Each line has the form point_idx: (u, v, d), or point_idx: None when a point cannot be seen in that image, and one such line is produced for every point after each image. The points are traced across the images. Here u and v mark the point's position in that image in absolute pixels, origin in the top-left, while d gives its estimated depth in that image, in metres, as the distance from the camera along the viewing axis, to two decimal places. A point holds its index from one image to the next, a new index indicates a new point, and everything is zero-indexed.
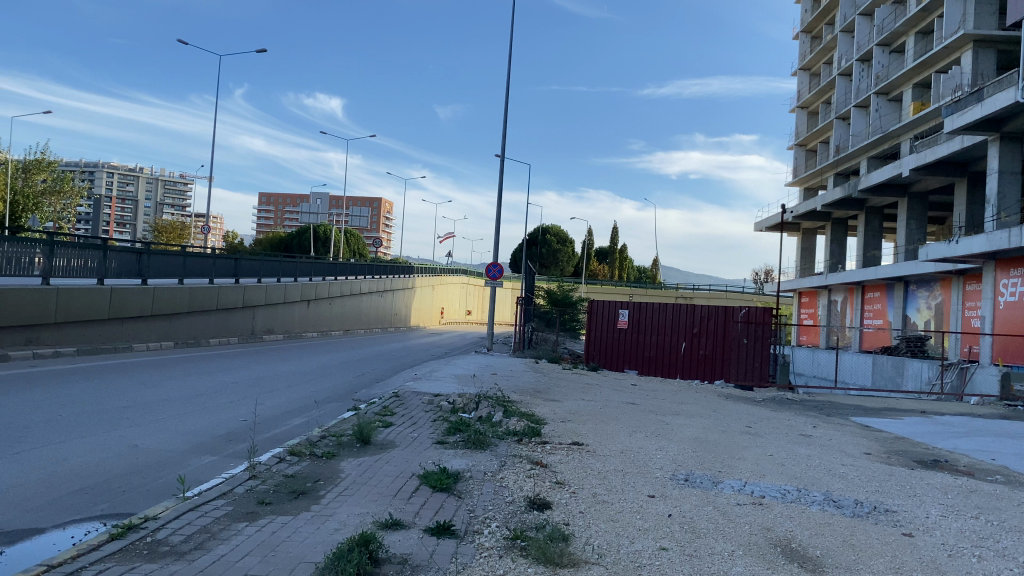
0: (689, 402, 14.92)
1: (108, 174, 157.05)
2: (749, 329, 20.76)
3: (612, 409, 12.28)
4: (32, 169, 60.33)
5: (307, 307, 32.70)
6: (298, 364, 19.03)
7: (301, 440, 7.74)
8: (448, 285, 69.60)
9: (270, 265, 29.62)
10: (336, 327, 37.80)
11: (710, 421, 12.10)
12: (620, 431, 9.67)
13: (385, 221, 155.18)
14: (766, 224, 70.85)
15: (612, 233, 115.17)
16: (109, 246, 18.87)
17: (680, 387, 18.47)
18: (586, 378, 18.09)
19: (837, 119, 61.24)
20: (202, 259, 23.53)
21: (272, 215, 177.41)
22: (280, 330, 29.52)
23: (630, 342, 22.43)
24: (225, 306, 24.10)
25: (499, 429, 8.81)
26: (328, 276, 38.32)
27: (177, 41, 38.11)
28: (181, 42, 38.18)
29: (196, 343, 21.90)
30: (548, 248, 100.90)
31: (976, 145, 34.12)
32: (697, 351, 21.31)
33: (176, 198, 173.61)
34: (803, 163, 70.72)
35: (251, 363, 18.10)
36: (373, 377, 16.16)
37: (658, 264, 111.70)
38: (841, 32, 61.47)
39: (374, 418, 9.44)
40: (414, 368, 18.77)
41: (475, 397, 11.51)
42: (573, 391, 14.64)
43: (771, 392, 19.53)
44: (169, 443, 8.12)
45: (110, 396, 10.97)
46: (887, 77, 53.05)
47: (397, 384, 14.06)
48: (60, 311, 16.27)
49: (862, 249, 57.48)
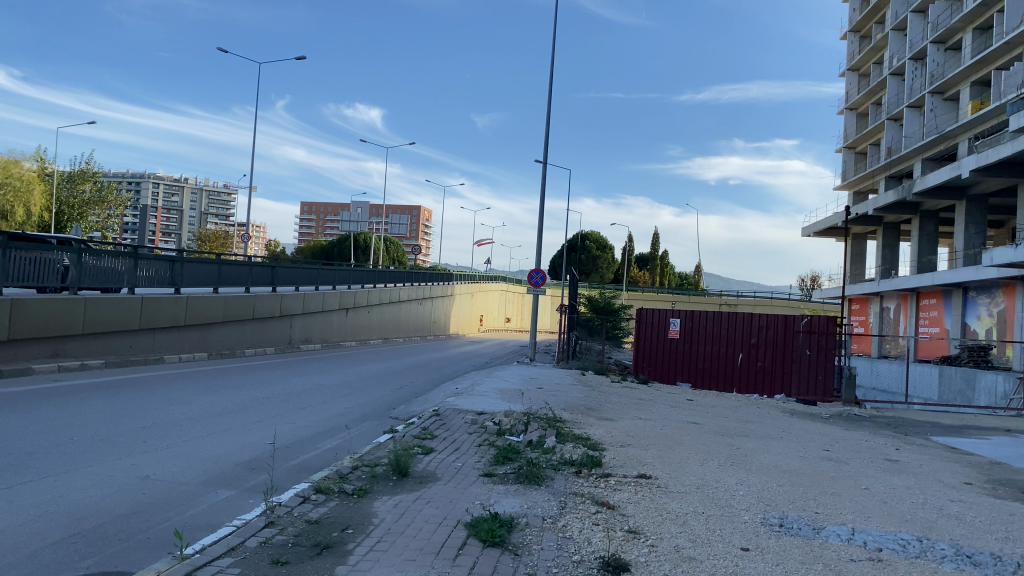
0: (753, 420, 13.74)
1: (153, 184, 159.65)
2: (810, 339, 19.49)
3: (675, 430, 11.19)
4: (77, 179, 60.97)
5: (345, 316, 32.02)
6: (335, 377, 18.16)
7: (329, 473, 6.77)
8: (488, 292, 68.80)
9: (308, 273, 28.96)
10: (375, 335, 37.06)
11: (782, 445, 10.92)
12: (690, 460, 8.57)
13: (424, 229, 155.26)
14: (814, 229, 68.84)
15: (653, 239, 113.33)
16: (140, 254, 18.21)
17: (739, 402, 17.30)
18: (637, 393, 16.97)
19: (889, 120, 59.23)
20: (238, 267, 22.88)
21: (314, 224, 178.52)
22: (317, 339, 28.83)
23: (682, 353, 21.26)
24: (261, 316, 23.39)
25: (553, 459, 7.77)
26: (368, 283, 37.68)
27: (216, 49, 37.82)
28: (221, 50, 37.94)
29: (232, 353, 21.20)
30: (588, 255, 99.64)
31: None
32: (755, 363, 20.14)
33: (220, 207, 175.95)
34: (852, 166, 68.62)
35: (285, 376, 17.27)
36: (412, 392, 15.25)
37: (701, 271, 109.71)
38: (893, 31, 59.48)
39: (412, 443, 8.45)
40: (456, 380, 17.83)
41: (524, 417, 10.47)
42: (627, 408, 13.55)
43: (836, 407, 18.20)
44: (184, 474, 7.21)
45: (131, 415, 10.15)
46: (943, 76, 51.00)
47: (438, 400, 13.11)
48: (88, 322, 15.58)
49: (917, 254, 55.36)
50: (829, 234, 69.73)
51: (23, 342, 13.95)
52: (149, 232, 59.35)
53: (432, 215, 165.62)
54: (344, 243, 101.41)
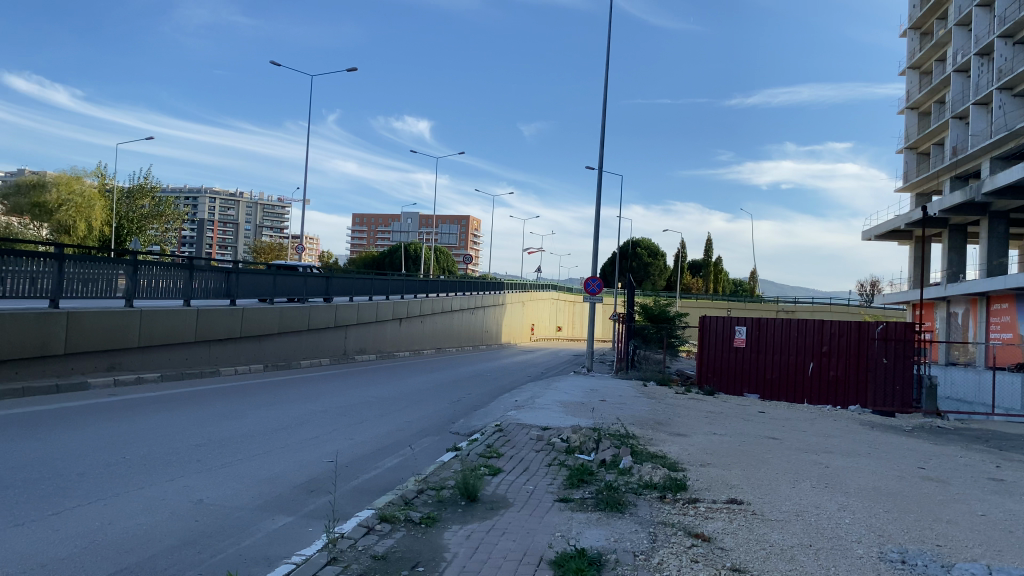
0: (834, 434, 12.91)
1: (210, 199, 163.01)
2: (886, 346, 18.49)
3: (754, 447, 10.50)
4: (136, 195, 62.24)
5: (399, 326, 31.77)
6: (390, 388, 17.77)
7: (393, 498, 6.25)
8: (539, 301, 68.24)
9: (362, 283, 28.77)
10: (428, 345, 36.80)
11: (873, 462, 10.10)
12: (779, 482, 7.88)
13: (474, 238, 155.48)
14: (875, 232, 66.81)
15: (705, 245, 111.56)
16: (195, 265, 18.06)
17: (813, 414, 16.46)
18: (704, 405, 16.22)
19: (953, 119, 57.15)
20: (293, 277, 22.72)
21: (365, 236, 180.07)
22: (372, 350, 28.60)
23: (749, 362, 20.53)
24: (315, 327, 23.16)
25: (632, 482, 7.16)
26: (420, 293, 37.46)
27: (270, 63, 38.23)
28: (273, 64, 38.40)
29: (287, 365, 20.98)
30: (640, 262, 98.37)
31: None
32: (827, 372, 19.20)
33: (274, 220, 178.89)
34: (914, 167, 66.44)
35: (341, 388, 16.93)
36: (471, 404, 14.79)
37: (755, 277, 107.57)
38: (956, 26, 57.41)
39: (478, 462, 7.91)
40: (515, 391, 17.30)
41: (593, 433, 9.87)
42: (698, 422, 12.84)
43: (916, 419, 17.21)
44: (240, 497, 6.77)
45: (186, 431, 9.79)
46: (1012, 72, 48.92)
47: (499, 413, 12.55)
48: (144, 335, 15.43)
49: (986, 257, 53.18)
50: (890, 237, 67.58)
51: (80, 356, 13.79)
52: (206, 245, 60.28)
53: (481, 225, 165.68)
54: (395, 253, 102.00)
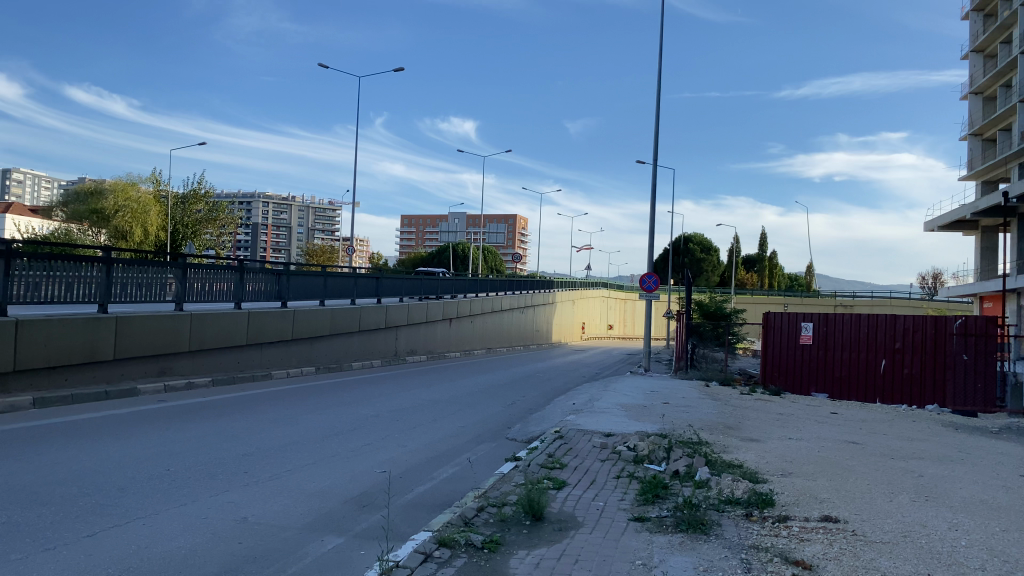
0: (918, 438, 12.01)
1: (263, 204, 165.35)
2: (966, 342, 17.42)
3: (837, 454, 9.72)
4: (190, 200, 63.03)
5: (450, 326, 31.40)
6: (442, 391, 17.31)
7: (451, 518, 5.68)
8: (590, 300, 67.38)
9: (412, 283, 28.41)
10: (479, 345, 36.37)
11: (969, 470, 9.26)
12: (875, 496, 7.13)
13: (523, 237, 154.95)
14: (938, 223, 64.45)
15: (759, 240, 109.29)
16: (246, 267, 17.84)
17: (889, 415, 15.50)
18: (771, 406, 15.42)
19: (1021, 103, 54.68)
20: (344, 278, 22.43)
21: (415, 236, 180.84)
22: (423, 350, 28.21)
23: (816, 360, 19.60)
24: (367, 328, 22.86)
25: (712, 498, 6.50)
26: (471, 292, 37.05)
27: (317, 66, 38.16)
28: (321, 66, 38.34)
29: (339, 367, 20.68)
30: (692, 257, 96.77)
31: None
32: (901, 369, 18.25)
33: (325, 222, 180.99)
34: (979, 154, 63.87)
35: (394, 391, 16.52)
36: (528, 407, 14.21)
37: (812, 271, 104.92)
38: (1022, 6, 54.90)
39: (541, 474, 7.32)
40: (572, 393, 16.68)
41: (661, 440, 9.19)
42: (771, 426, 12.07)
43: (1001, 419, 16.12)
44: (289, 514, 6.30)
45: (235, 440, 9.40)
46: None
47: (557, 417, 11.97)
48: (194, 339, 15.19)
49: None
50: (955, 228, 65.12)
51: (130, 362, 13.58)
52: (259, 248, 60.98)
53: (530, 224, 164.97)
54: (445, 253, 102.11)
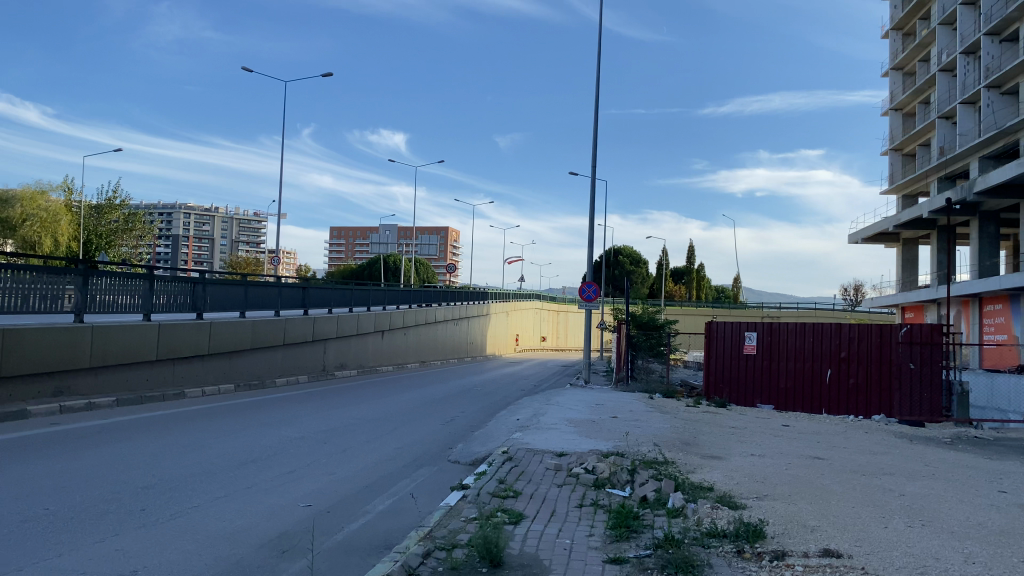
0: (881, 451, 11.43)
1: (184, 215, 159.94)
2: (912, 350, 17.08)
3: (807, 472, 9.01)
4: (105, 210, 60.00)
5: (381, 339, 30.11)
6: (374, 407, 16.12)
7: (393, 568, 4.65)
8: (523, 311, 66.65)
9: (341, 294, 27.08)
10: (413, 358, 35.14)
11: (948, 487, 8.64)
12: (868, 522, 6.38)
13: (453, 249, 153.81)
14: (863, 235, 66.05)
15: (688, 252, 110.72)
16: (157, 276, 16.39)
17: (842, 427, 15.02)
18: (722, 418, 14.75)
19: (940, 119, 56.42)
20: (267, 289, 21.04)
21: (343, 249, 177.62)
22: (353, 365, 26.88)
23: (761, 371, 19.18)
24: (292, 342, 21.49)
25: (692, 531, 5.63)
26: (403, 304, 35.83)
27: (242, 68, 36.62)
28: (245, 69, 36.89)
29: (262, 384, 19.27)
30: (622, 270, 97.25)
31: None
32: (846, 379, 17.88)
33: (250, 234, 176.54)
34: (900, 169, 65.77)
35: (323, 408, 15.27)
36: (468, 425, 13.18)
37: (738, 283, 106.71)
38: (940, 25, 56.78)
39: (493, 505, 6.34)
40: (513, 408, 15.73)
41: (621, 461, 8.31)
42: (731, 441, 11.34)
43: (949, 429, 15.87)
44: (191, 565, 5.17)
45: (133, 470, 8.13)
46: (1000, 69, 48.20)
47: (502, 435, 10.99)
48: (96, 355, 13.69)
49: (977, 258, 52.24)
50: (877, 240, 66.79)
51: (20, 381, 12.06)
52: (182, 259, 58.63)
53: (461, 236, 163.90)
54: (375, 265, 100.30)
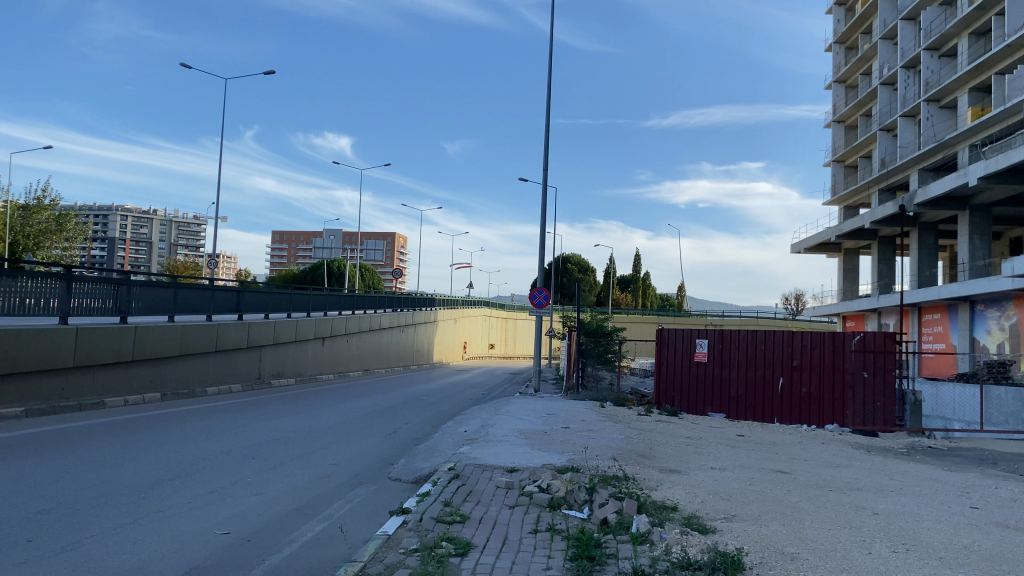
0: (842, 464, 11.01)
1: (121, 217, 154.96)
2: (865, 358, 16.85)
3: (774, 488, 8.47)
4: (32, 209, 57.26)
5: (322, 346, 29.04)
6: (311, 418, 15.20)
7: None
8: (470, 318, 65.74)
9: (279, 299, 25.98)
10: (355, 366, 34.06)
11: (921, 503, 8.20)
12: (850, 546, 5.84)
13: (400, 255, 152.16)
14: (806, 245, 66.94)
15: (634, 260, 111.26)
16: (76, 277, 15.22)
17: (798, 437, 14.65)
18: (675, 428, 14.21)
19: (881, 131, 57.56)
20: (199, 291, 19.90)
21: (286, 253, 174.29)
22: (291, 372, 25.77)
23: (713, 379, 18.72)
24: (225, 348, 20.37)
25: (662, 564, 5.00)
26: (345, 310, 34.76)
27: (180, 64, 35.35)
28: (184, 65, 35.63)
29: (192, 393, 18.13)
30: (569, 277, 97.15)
31: None
32: (798, 388, 17.53)
33: (190, 238, 172.03)
34: (841, 180, 66.92)
35: (256, 419, 14.31)
36: (410, 437, 12.38)
37: (683, 292, 107.62)
38: (881, 40, 58.00)
39: (436, 533, 5.62)
40: (459, 418, 14.95)
41: (577, 478, 7.65)
42: (689, 454, 10.78)
43: (903, 440, 15.66)
44: None
45: (28, 491, 7.19)
46: (939, 84, 49.31)
47: (448, 449, 10.23)
48: (3, 361, 12.53)
49: (916, 269, 53.24)
50: (820, 250, 67.77)
51: None
52: (116, 262, 56.44)
53: (407, 242, 162.29)
54: (318, 269, 98.26)
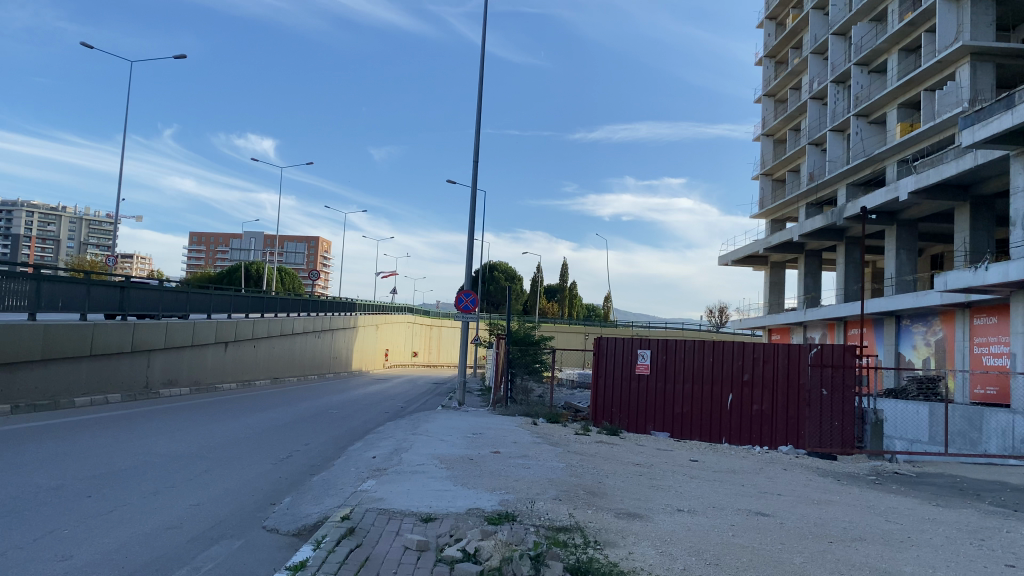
0: (822, 501, 9.25)
1: (27, 213, 146.46)
2: (823, 374, 15.29)
3: (763, 543, 6.58)
4: None
5: (224, 351, 26.35)
6: (192, 437, 12.80)
7: None
8: (393, 324, 63.17)
9: (174, 297, 23.26)
10: (263, 374, 31.30)
11: (949, 564, 6.44)
12: None
13: (322, 258, 148.11)
14: (733, 257, 66.78)
15: (561, 269, 110.15)
16: None
17: (758, 463, 12.96)
18: (619, 452, 12.39)
19: (811, 145, 57.67)
20: (71, 286, 17.17)
21: (205, 254, 167.81)
22: (186, 381, 23.03)
23: (655, 394, 16.98)
24: (101, 353, 17.59)
25: None
26: (253, 312, 32.03)
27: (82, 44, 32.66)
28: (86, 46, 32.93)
29: (55, 404, 15.34)
30: (497, 286, 95.47)
31: (991, 140, 32.05)
32: (749, 405, 15.90)
33: (101, 237, 164.08)
34: (769, 193, 67.05)
35: (124, 436, 11.86)
36: (306, 466, 10.14)
37: (610, 303, 107.15)
38: (812, 54, 58.25)
39: None
40: (369, 440, 12.74)
41: (515, 539, 5.57)
42: (646, 490, 8.86)
43: (864, 465, 14.18)
44: None
45: None
46: (869, 98, 49.48)
47: (349, 485, 8.09)
48: None
49: (844, 283, 53.18)
50: (746, 262, 67.64)
51: None
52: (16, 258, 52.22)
53: (330, 248, 158.06)
54: (236, 272, 94.06)
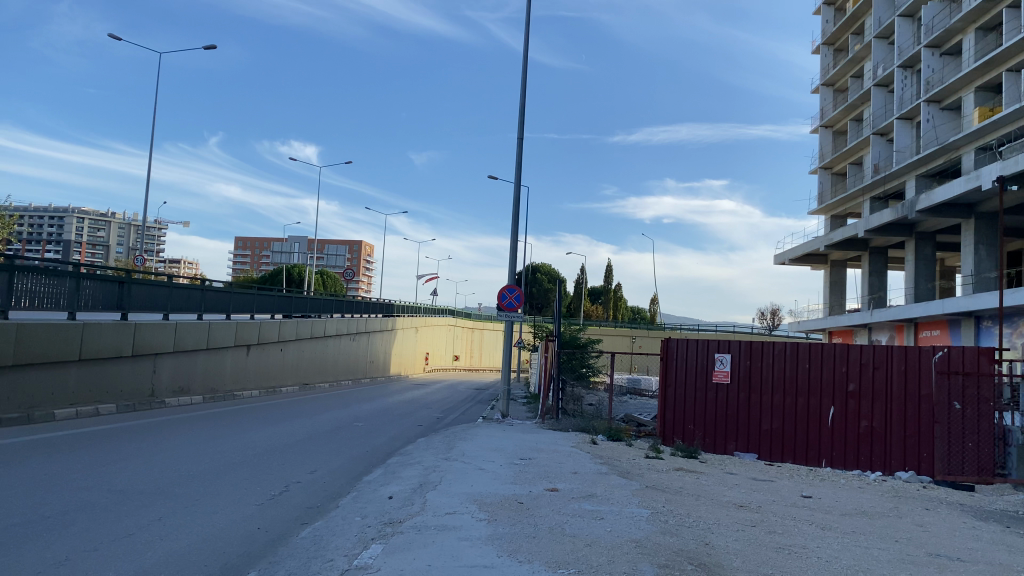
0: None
1: (78, 219, 147.91)
2: (952, 384, 12.33)
3: None
4: None
5: (246, 355, 24.09)
6: (178, 459, 10.37)
7: None
8: (433, 327, 60.80)
9: (187, 294, 21.02)
10: (291, 379, 29.03)
11: None
12: None
13: (365, 264, 147.29)
14: (790, 256, 63.16)
15: (606, 271, 107.06)
16: None
17: (887, 500, 10.10)
18: (705, 486, 9.60)
19: (875, 134, 53.95)
20: (54, 278, 14.92)
21: (250, 260, 168.59)
22: (200, 387, 20.78)
23: (738, 407, 14.13)
24: (93, 357, 15.38)
25: None
26: (281, 313, 29.83)
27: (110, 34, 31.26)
28: (114, 37, 31.61)
29: (26, 418, 13.03)
30: (540, 288, 92.69)
31: None
32: (856, 420, 13.09)
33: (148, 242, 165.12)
34: (829, 187, 63.35)
35: (82, 459, 9.40)
36: (301, 511, 7.53)
37: (656, 305, 103.53)
38: (876, 38, 54.54)
39: None
40: (388, 468, 10.04)
41: None
42: (778, 558, 6.10)
43: (1013, 498, 11.16)
44: None
45: None
46: (941, 82, 45.78)
47: (345, 554, 5.51)
48: None
49: (914, 281, 49.34)
50: (805, 261, 63.96)
51: None
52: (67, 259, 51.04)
53: (371, 251, 156.81)
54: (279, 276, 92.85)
